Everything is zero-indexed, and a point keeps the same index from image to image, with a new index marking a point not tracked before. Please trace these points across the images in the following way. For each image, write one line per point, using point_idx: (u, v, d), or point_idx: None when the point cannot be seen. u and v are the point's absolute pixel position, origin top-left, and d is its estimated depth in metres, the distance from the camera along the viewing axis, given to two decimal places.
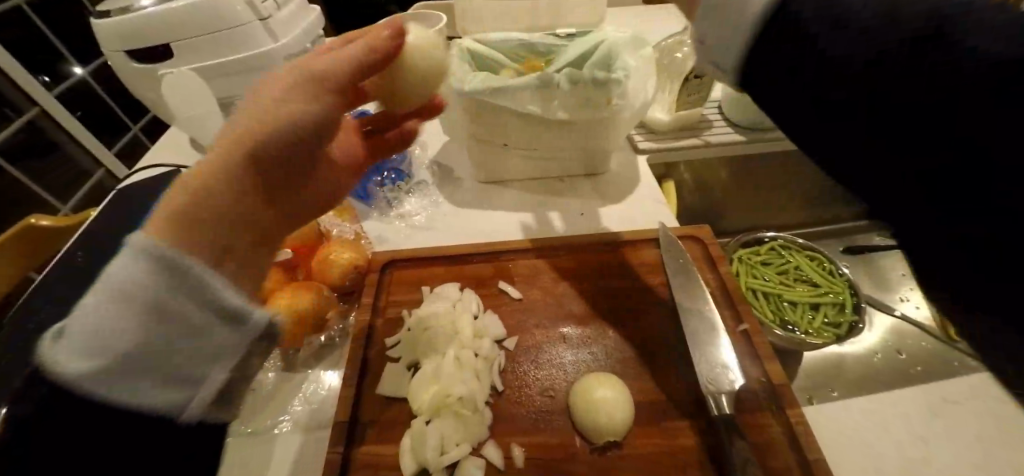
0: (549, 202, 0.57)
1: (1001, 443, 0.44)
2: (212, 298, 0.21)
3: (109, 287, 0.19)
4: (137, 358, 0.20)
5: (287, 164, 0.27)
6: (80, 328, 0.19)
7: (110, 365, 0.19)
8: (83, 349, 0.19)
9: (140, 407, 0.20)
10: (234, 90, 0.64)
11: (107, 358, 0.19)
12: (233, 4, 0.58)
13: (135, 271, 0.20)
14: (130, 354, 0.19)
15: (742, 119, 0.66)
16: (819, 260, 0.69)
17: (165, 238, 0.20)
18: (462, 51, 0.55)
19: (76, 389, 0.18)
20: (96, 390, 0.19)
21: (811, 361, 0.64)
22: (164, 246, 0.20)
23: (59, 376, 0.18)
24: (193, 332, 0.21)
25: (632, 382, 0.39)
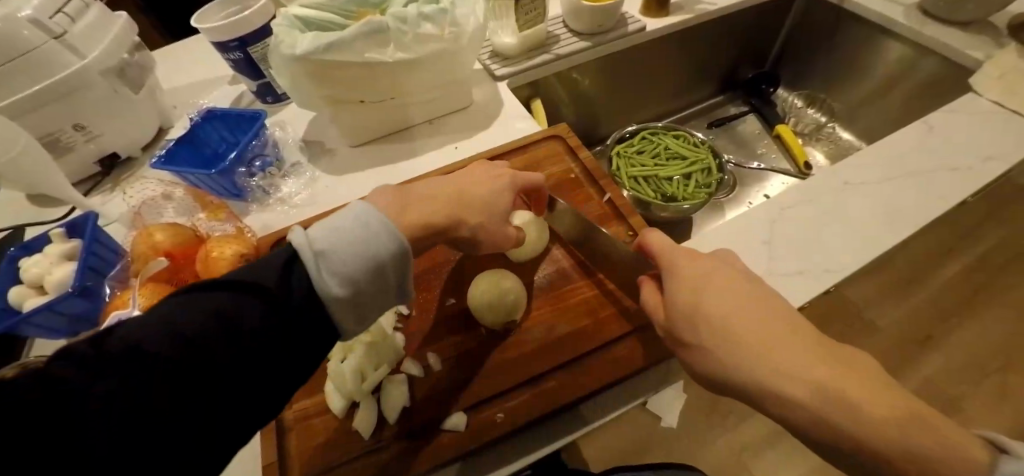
0: (423, 146, 0.62)
1: (829, 221, 0.52)
2: (351, 239, 0.31)
3: (354, 247, 0.31)
4: (342, 278, 0.31)
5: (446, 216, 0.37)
6: (336, 263, 0.30)
7: (335, 284, 0.30)
8: (339, 276, 0.30)
9: (320, 293, 0.30)
10: (59, 126, 0.58)
11: (339, 282, 0.30)
12: (19, 30, 0.49)
13: (366, 236, 0.32)
14: (344, 282, 0.31)
15: (583, 27, 0.73)
16: (684, 136, 0.82)
17: (380, 222, 0.33)
18: (288, 18, 0.52)
19: (323, 297, 0.30)
20: (325, 294, 0.30)
21: (700, 220, 0.79)
22: (381, 222, 0.33)
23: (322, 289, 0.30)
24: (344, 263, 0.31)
25: (521, 272, 0.47)
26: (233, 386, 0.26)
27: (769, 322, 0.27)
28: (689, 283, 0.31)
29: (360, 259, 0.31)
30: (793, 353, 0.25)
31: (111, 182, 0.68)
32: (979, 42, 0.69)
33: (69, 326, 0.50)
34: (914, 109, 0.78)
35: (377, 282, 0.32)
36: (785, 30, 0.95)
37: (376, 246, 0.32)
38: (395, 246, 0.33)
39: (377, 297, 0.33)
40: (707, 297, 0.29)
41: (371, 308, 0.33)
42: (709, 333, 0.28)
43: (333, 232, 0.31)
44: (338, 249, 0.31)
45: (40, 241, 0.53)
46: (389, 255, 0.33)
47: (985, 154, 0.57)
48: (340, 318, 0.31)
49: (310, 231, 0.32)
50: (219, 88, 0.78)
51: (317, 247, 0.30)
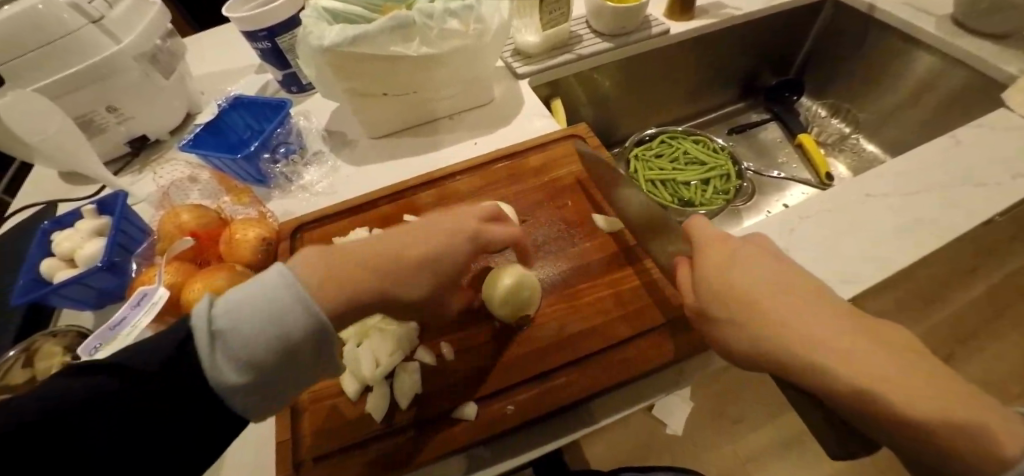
0: (443, 140, 0.63)
1: (850, 231, 0.52)
2: (259, 320, 0.28)
3: (259, 330, 0.27)
4: (246, 363, 0.27)
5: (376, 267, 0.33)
6: (234, 348, 0.27)
7: (231, 372, 0.27)
8: (233, 363, 0.27)
9: (212, 382, 0.26)
10: (94, 107, 0.60)
11: (238, 369, 0.27)
12: (58, 12, 0.51)
13: (272, 316, 0.28)
14: (247, 368, 0.27)
15: (605, 28, 0.73)
16: (704, 142, 0.82)
17: (297, 296, 0.29)
18: (316, 10, 0.53)
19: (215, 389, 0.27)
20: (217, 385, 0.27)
21: (715, 226, 0.79)
22: (299, 299, 0.29)
23: (213, 379, 0.26)
24: (245, 349, 0.27)
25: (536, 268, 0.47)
26: (158, 439, 0.25)
27: (796, 298, 0.28)
28: (721, 263, 0.32)
29: (263, 344, 0.27)
30: (822, 321, 0.26)
31: (140, 163, 0.70)
32: (1014, 56, 0.67)
33: (95, 299, 0.51)
34: (943, 123, 0.76)
35: (285, 362, 0.29)
36: (812, 38, 0.94)
37: (284, 324, 0.28)
38: (309, 326, 0.29)
39: (286, 382, 0.29)
40: (741, 276, 0.30)
41: (279, 389, 0.29)
42: (742, 308, 0.29)
43: (237, 307, 0.28)
44: (241, 330, 0.27)
45: (72, 217, 0.55)
46: (301, 333, 0.29)
47: (1016, 170, 0.55)
48: (238, 407, 0.28)
49: (218, 302, 0.28)
50: (245, 77, 0.80)
51: (215, 325, 0.27)
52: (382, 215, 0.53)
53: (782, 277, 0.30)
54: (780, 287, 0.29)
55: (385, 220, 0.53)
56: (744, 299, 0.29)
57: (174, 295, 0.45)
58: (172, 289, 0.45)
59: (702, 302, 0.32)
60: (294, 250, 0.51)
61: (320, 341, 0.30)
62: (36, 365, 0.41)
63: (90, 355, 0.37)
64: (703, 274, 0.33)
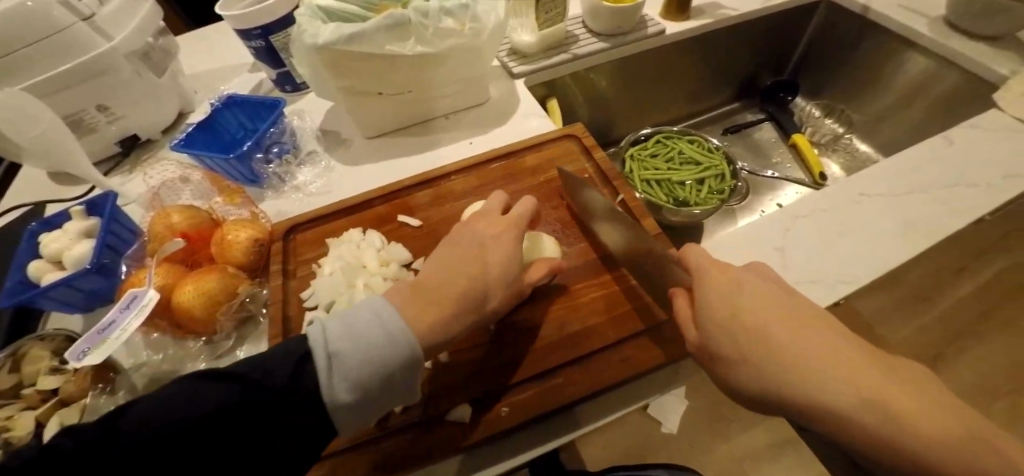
0: (438, 140, 0.62)
1: (844, 231, 0.52)
2: (366, 343, 0.30)
3: (365, 353, 0.30)
4: (353, 383, 0.29)
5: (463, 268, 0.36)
6: (345, 367, 0.29)
7: (341, 391, 0.29)
8: (345, 382, 0.29)
9: (325, 395, 0.29)
10: (83, 107, 0.59)
11: (347, 388, 0.29)
12: (47, 10, 0.51)
13: (379, 340, 0.31)
14: (357, 387, 0.29)
15: (601, 28, 0.73)
16: (699, 142, 0.82)
17: (399, 324, 0.31)
18: (310, 8, 0.52)
19: (327, 404, 0.29)
20: (330, 401, 0.29)
21: (710, 225, 0.79)
22: (400, 326, 0.31)
23: (327, 395, 0.29)
24: (352, 370, 0.29)
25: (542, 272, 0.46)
26: (234, 451, 0.26)
27: (805, 333, 0.26)
28: (722, 296, 0.30)
29: (369, 367, 0.30)
30: (835, 360, 0.24)
31: (131, 163, 0.69)
32: (1006, 58, 0.68)
33: (84, 301, 0.51)
34: (934, 123, 0.76)
35: (385, 390, 0.31)
36: (806, 39, 0.94)
37: (389, 353, 0.30)
38: (408, 353, 0.31)
39: (383, 401, 0.31)
40: (745, 310, 0.28)
41: (374, 409, 0.31)
42: (749, 347, 0.27)
43: (351, 332, 0.31)
44: (350, 349, 0.30)
45: (60, 218, 0.54)
46: (399, 363, 0.31)
47: (1006, 171, 0.56)
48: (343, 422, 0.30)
49: (330, 325, 0.31)
50: (238, 75, 0.79)
51: (331, 347, 0.30)
52: (376, 216, 0.53)
53: (786, 304, 0.28)
54: (788, 316, 0.27)
55: (380, 221, 0.52)
56: (750, 327, 0.27)
57: (164, 298, 0.44)
58: (162, 292, 0.44)
59: (704, 337, 0.30)
60: (286, 251, 0.50)
61: (415, 363, 0.31)
62: (22, 369, 0.41)
63: (79, 361, 0.36)
64: (704, 307, 0.30)
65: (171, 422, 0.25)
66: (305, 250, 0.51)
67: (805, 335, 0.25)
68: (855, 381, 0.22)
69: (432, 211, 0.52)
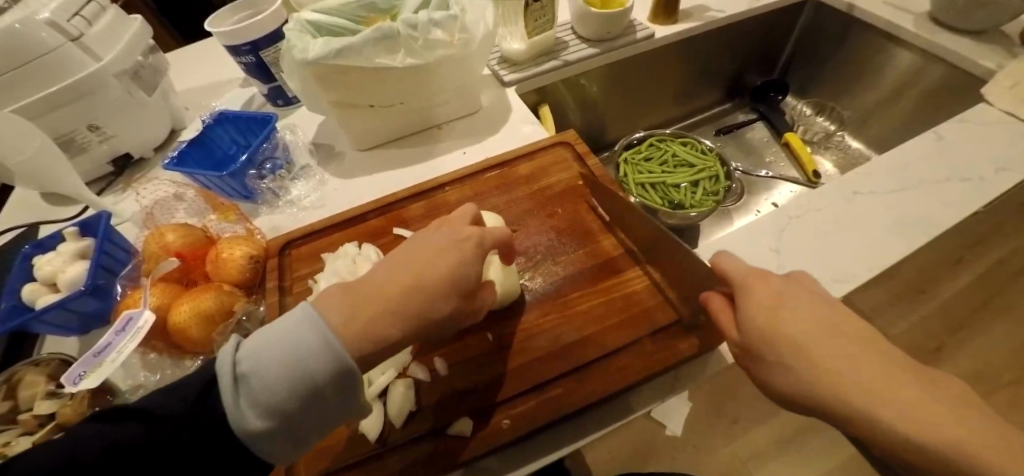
0: (434, 150, 0.63)
1: (838, 230, 0.52)
2: (275, 361, 0.28)
3: (272, 371, 0.28)
4: (262, 407, 0.27)
5: (431, 257, 0.34)
6: (254, 388, 0.28)
7: (252, 414, 0.27)
8: (256, 405, 0.27)
9: (233, 423, 0.27)
10: (74, 127, 0.59)
11: (257, 410, 0.27)
12: (37, 32, 0.50)
13: (288, 355, 0.28)
14: (267, 410, 0.27)
15: (591, 33, 0.73)
16: (691, 143, 0.82)
17: (315, 335, 0.29)
18: (300, 22, 0.52)
19: (240, 431, 0.27)
20: (241, 428, 0.27)
21: (705, 226, 0.79)
22: (319, 335, 0.29)
23: (238, 423, 0.27)
24: (260, 394, 0.28)
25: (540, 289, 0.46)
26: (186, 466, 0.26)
27: (848, 350, 0.25)
28: (771, 306, 0.28)
29: (284, 385, 0.28)
30: (848, 361, 0.24)
31: (123, 182, 0.69)
32: (991, 52, 0.69)
33: (80, 323, 0.50)
34: (925, 118, 0.77)
35: (306, 406, 0.28)
36: (795, 37, 0.95)
37: (306, 365, 0.28)
38: (331, 367, 0.29)
39: (308, 420, 0.29)
40: (796, 328, 0.26)
41: (301, 433, 0.29)
42: (783, 352, 0.26)
43: (263, 349, 0.29)
44: (262, 366, 0.28)
45: (53, 240, 0.53)
46: (321, 374, 0.29)
47: (997, 165, 0.56)
48: (262, 449, 0.28)
49: (246, 343, 0.30)
50: (229, 91, 0.79)
51: (239, 368, 0.28)
52: (371, 229, 0.52)
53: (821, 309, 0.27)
54: (812, 319, 0.27)
55: (373, 234, 0.52)
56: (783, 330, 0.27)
57: (160, 319, 0.43)
58: (159, 312, 0.44)
59: (743, 333, 0.29)
60: (282, 267, 0.50)
61: (347, 376, 0.29)
62: (19, 395, 0.40)
63: (76, 385, 0.36)
64: (746, 317, 0.29)
65: (114, 450, 0.25)
66: (302, 266, 0.51)
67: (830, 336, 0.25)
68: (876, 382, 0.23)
69: (426, 223, 0.52)
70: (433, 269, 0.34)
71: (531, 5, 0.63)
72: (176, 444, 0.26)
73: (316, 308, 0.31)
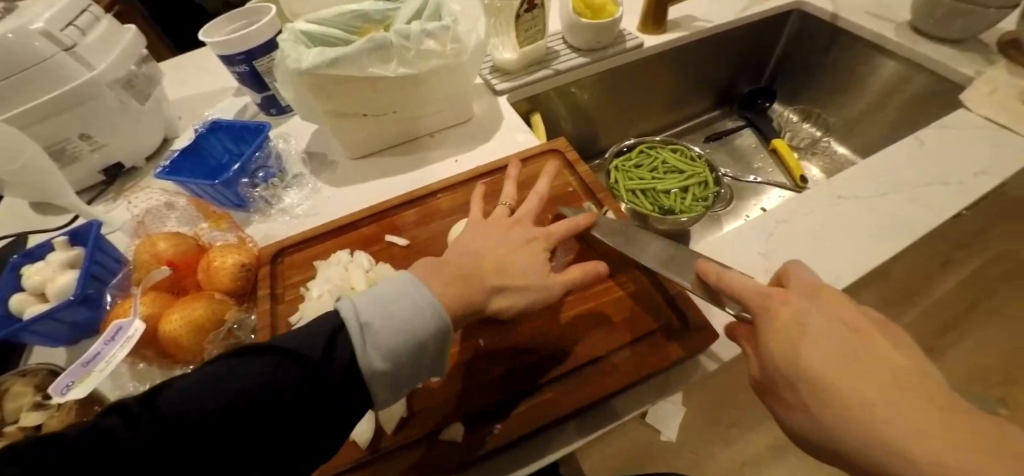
0: (426, 158, 0.63)
1: (824, 234, 0.53)
2: (398, 314, 0.32)
3: (396, 321, 0.32)
4: (386, 352, 0.31)
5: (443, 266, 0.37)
6: (379, 335, 0.31)
7: (376, 356, 0.31)
8: (382, 350, 0.31)
9: (361, 361, 0.30)
10: (66, 136, 0.59)
11: (382, 354, 0.31)
12: (31, 41, 0.50)
13: (403, 309, 0.32)
14: (389, 356, 0.31)
15: (581, 43, 0.75)
16: (681, 150, 0.84)
17: (425, 295, 0.33)
18: (294, 32, 0.53)
19: (366, 371, 0.30)
20: (365, 369, 0.30)
21: (695, 231, 0.80)
22: (427, 296, 0.33)
23: (365, 363, 0.30)
24: (383, 340, 0.31)
25: None
26: (246, 439, 0.27)
27: (871, 378, 0.22)
28: (785, 327, 0.26)
29: (401, 334, 0.31)
30: (876, 396, 0.21)
31: (115, 191, 0.68)
32: (969, 60, 0.71)
33: (69, 333, 0.50)
34: (908, 125, 0.79)
35: (417, 356, 0.32)
36: (781, 46, 0.97)
37: (415, 320, 0.32)
38: (437, 324, 0.33)
39: (415, 370, 0.33)
40: (807, 350, 0.24)
41: (404, 381, 0.32)
42: (802, 390, 0.24)
43: (384, 305, 0.32)
44: (386, 316, 0.32)
45: (43, 249, 0.53)
46: (427, 330, 0.32)
47: (977, 169, 0.58)
48: (376, 388, 0.31)
49: (357, 300, 0.33)
50: (223, 100, 0.79)
51: (362, 318, 0.31)
52: (363, 237, 0.53)
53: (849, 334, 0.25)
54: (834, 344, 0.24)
55: (365, 242, 0.53)
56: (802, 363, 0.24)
57: (151, 328, 0.43)
58: (149, 321, 0.43)
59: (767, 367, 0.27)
60: (274, 275, 0.51)
61: (446, 331, 0.33)
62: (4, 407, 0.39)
63: (63, 395, 0.35)
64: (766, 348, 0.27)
65: (192, 419, 0.25)
66: (293, 274, 0.51)
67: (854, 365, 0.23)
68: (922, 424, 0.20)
69: (417, 231, 0.53)
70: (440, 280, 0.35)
71: (522, 16, 0.65)
72: (256, 410, 0.27)
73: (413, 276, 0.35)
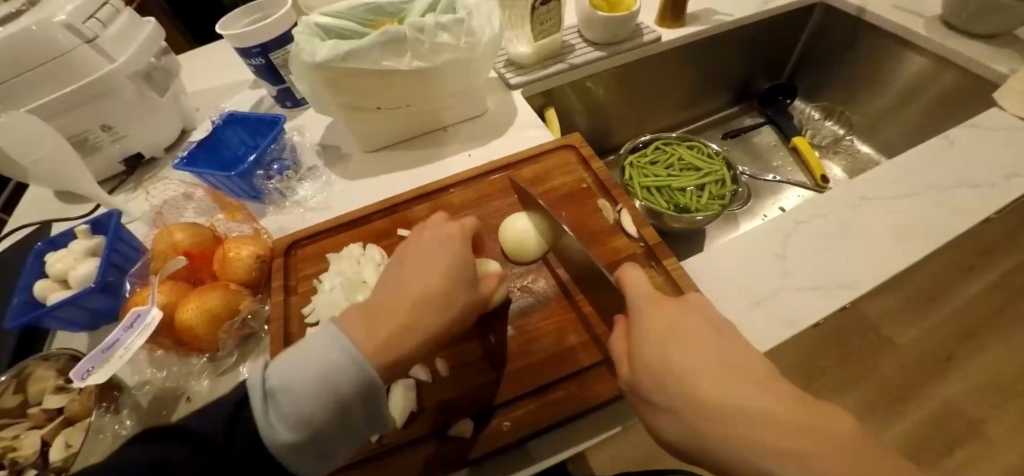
0: (438, 152, 0.63)
1: (843, 237, 0.51)
2: (307, 385, 0.30)
3: (306, 389, 0.30)
4: (298, 423, 0.29)
5: (398, 302, 0.34)
6: (286, 408, 0.30)
7: (287, 429, 0.29)
8: (290, 423, 0.29)
9: (270, 434, 0.29)
10: (87, 127, 0.60)
11: (293, 427, 0.29)
12: (53, 34, 0.51)
13: (311, 372, 0.30)
14: (300, 429, 0.29)
15: (597, 37, 0.73)
16: (697, 147, 0.82)
17: (337, 353, 0.31)
18: (309, 25, 0.53)
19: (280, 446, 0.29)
20: (278, 443, 0.29)
21: (710, 230, 0.79)
22: (341, 355, 0.31)
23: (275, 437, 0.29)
24: (290, 414, 0.29)
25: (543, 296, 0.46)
26: None
27: (731, 372, 0.25)
28: (660, 332, 0.29)
29: (314, 405, 0.30)
30: (712, 379, 0.24)
31: (134, 181, 0.70)
32: (1005, 56, 0.68)
33: (89, 320, 0.51)
34: (936, 124, 0.76)
35: (332, 419, 0.30)
36: (803, 41, 0.94)
37: (328, 390, 0.30)
38: (354, 386, 0.30)
39: (340, 435, 0.31)
40: (679, 347, 0.27)
41: (327, 448, 0.31)
42: (663, 382, 0.26)
43: (290, 366, 0.31)
44: (291, 382, 0.30)
45: (65, 237, 0.54)
46: (346, 389, 0.30)
47: (1009, 171, 0.55)
48: (301, 463, 0.30)
49: (274, 364, 0.32)
50: (239, 92, 0.80)
51: (268, 386, 0.31)
52: (375, 231, 0.53)
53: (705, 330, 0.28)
54: (696, 340, 0.27)
55: (376, 236, 0.53)
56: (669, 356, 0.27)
57: (168, 317, 0.44)
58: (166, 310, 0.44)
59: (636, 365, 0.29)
60: (287, 267, 0.51)
61: (371, 388, 0.31)
62: (30, 390, 0.41)
63: (83, 380, 0.36)
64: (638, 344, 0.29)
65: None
66: (306, 265, 0.51)
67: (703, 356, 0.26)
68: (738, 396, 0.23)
69: None
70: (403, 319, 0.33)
71: (537, 9, 0.64)
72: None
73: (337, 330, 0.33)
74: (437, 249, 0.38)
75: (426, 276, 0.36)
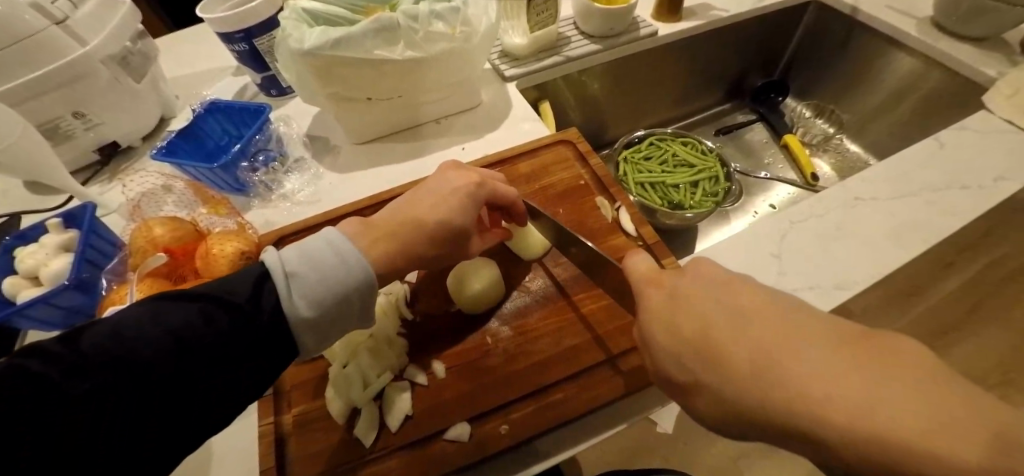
0: (430, 145, 0.61)
1: (838, 235, 0.52)
2: (326, 270, 0.34)
3: (321, 271, 0.34)
4: (311, 298, 0.33)
5: (401, 221, 0.39)
6: (304, 283, 0.33)
7: (300, 302, 0.32)
8: (305, 297, 0.32)
9: (285, 304, 0.32)
10: (59, 114, 0.57)
11: (304, 301, 0.32)
12: (21, 13, 0.48)
13: (328, 260, 0.34)
14: (312, 302, 0.33)
15: (594, 30, 0.72)
16: (692, 144, 0.82)
17: (351, 252, 0.35)
18: (297, 11, 0.51)
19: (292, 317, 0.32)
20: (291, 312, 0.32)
21: (702, 228, 0.79)
22: (353, 253, 0.35)
23: (291, 308, 0.32)
24: (308, 291, 0.32)
25: (543, 294, 0.45)
26: (167, 402, 0.26)
27: (748, 328, 0.24)
28: (668, 307, 0.28)
29: (329, 286, 0.33)
30: (733, 343, 0.24)
31: (110, 172, 0.66)
32: (992, 60, 0.69)
33: (64, 319, 0.48)
34: (923, 125, 0.77)
35: (344, 305, 0.34)
36: (797, 40, 0.94)
37: (338, 277, 0.34)
38: (362, 278, 0.35)
39: (341, 320, 0.35)
40: (689, 319, 0.27)
41: (331, 331, 0.34)
42: (684, 361, 0.26)
43: (308, 255, 0.34)
44: (306, 265, 0.33)
45: (36, 231, 0.51)
46: (351, 280, 0.34)
47: (997, 173, 0.56)
48: (303, 340, 0.33)
49: (283, 252, 0.34)
50: (222, 79, 0.77)
51: (288, 268, 0.33)
52: None
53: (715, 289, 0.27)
54: (701, 304, 0.27)
55: None
56: (685, 331, 0.26)
57: None
58: None
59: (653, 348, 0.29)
60: None
61: (372, 287, 0.36)
62: None
63: None
64: (650, 325, 0.29)
65: (117, 380, 0.24)
66: None
67: (718, 319, 0.25)
68: (760, 356, 0.22)
69: None
70: (397, 233, 0.38)
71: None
72: (183, 375, 0.26)
73: (339, 234, 0.37)
74: (430, 184, 0.42)
75: (422, 201, 0.40)
